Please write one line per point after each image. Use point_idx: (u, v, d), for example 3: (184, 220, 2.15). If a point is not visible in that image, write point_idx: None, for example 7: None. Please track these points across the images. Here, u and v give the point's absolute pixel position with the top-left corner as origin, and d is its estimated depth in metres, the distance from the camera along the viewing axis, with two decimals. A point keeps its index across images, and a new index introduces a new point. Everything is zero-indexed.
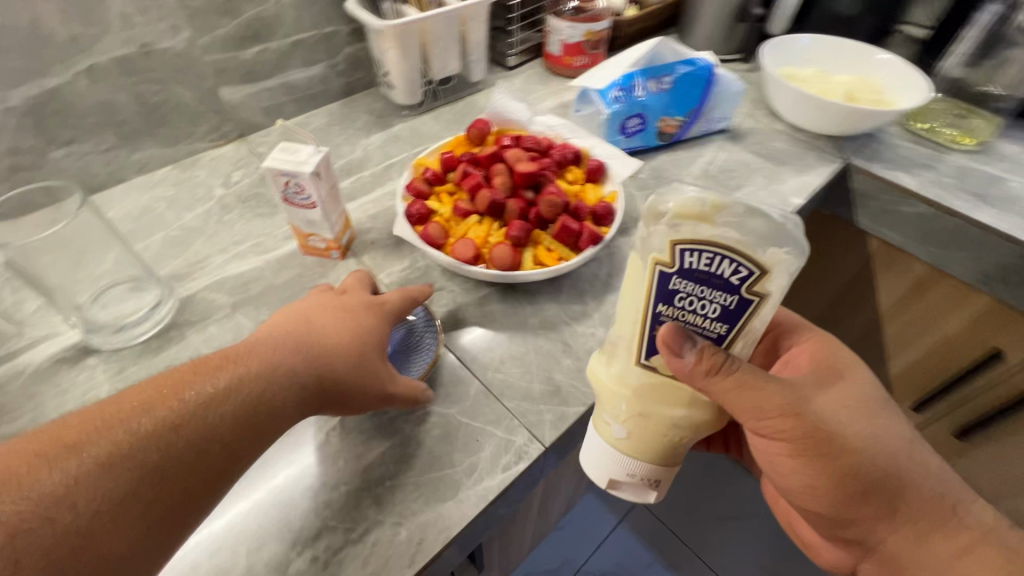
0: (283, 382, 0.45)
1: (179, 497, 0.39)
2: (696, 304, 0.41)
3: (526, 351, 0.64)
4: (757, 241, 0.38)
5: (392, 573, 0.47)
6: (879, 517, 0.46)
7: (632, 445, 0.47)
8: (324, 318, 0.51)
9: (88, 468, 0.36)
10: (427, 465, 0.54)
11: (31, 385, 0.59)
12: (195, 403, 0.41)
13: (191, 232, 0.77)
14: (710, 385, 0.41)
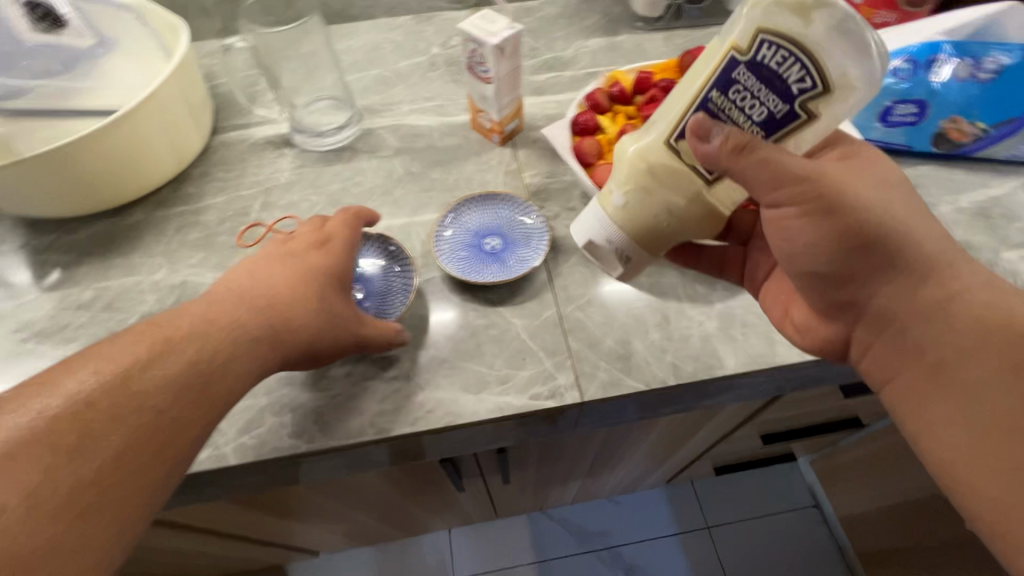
0: (247, 337, 0.45)
1: (206, 407, 0.42)
2: (743, 103, 0.41)
3: (618, 304, 0.58)
4: (837, 52, 0.37)
5: (396, 422, 0.51)
6: (897, 296, 0.43)
7: (626, 214, 0.49)
8: (274, 263, 0.52)
9: (111, 393, 0.38)
10: (470, 355, 0.55)
11: (246, 153, 0.75)
12: (190, 332, 0.43)
13: (398, 77, 0.84)
14: (737, 163, 0.42)
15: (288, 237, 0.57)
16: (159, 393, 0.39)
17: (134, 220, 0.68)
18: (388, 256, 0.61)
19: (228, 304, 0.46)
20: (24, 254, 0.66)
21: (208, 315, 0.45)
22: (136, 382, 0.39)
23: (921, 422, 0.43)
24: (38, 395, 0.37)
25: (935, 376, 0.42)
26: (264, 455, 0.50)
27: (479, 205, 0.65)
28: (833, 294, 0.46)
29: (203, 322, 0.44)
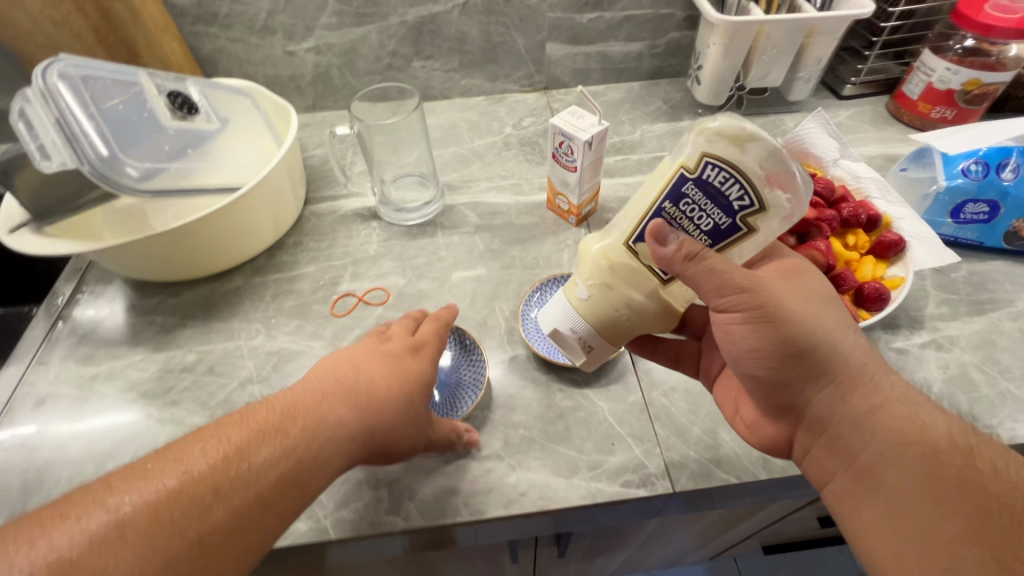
0: (336, 437, 0.44)
1: (299, 499, 0.41)
2: (694, 214, 0.43)
3: (702, 391, 0.59)
4: (770, 180, 0.40)
5: (490, 504, 0.52)
6: (834, 404, 0.43)
7: (588, 308, 0.48)
8: (368, 355, 0.51)
9: (219, 476, 0.39)
10: (559, 437, 0.56)
11: (336, 223, 0.80)
12: (293, 419, 0.44)
13: (475, 155, 0.90)
14: (688, 266, 0.42)
15: (383, 334, 0.56)
16: (259, 482, 0.40)
17: (234, 285, 0.73)
18: (460, 347, 0.63)
19: (330, 391, 0.47)
20: (131, 313, 0.71)
21: (312, 401, 0.46)
22: (241, 468, 0.40)
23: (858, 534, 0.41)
24: (160, 467, 0.39)
25: (869, 490, 0.41)
26: (362, 531, 0.50)
27: (564, 285, 0.69)
28: (771, 395, 0.47)
29: (308, 409, 0.45)
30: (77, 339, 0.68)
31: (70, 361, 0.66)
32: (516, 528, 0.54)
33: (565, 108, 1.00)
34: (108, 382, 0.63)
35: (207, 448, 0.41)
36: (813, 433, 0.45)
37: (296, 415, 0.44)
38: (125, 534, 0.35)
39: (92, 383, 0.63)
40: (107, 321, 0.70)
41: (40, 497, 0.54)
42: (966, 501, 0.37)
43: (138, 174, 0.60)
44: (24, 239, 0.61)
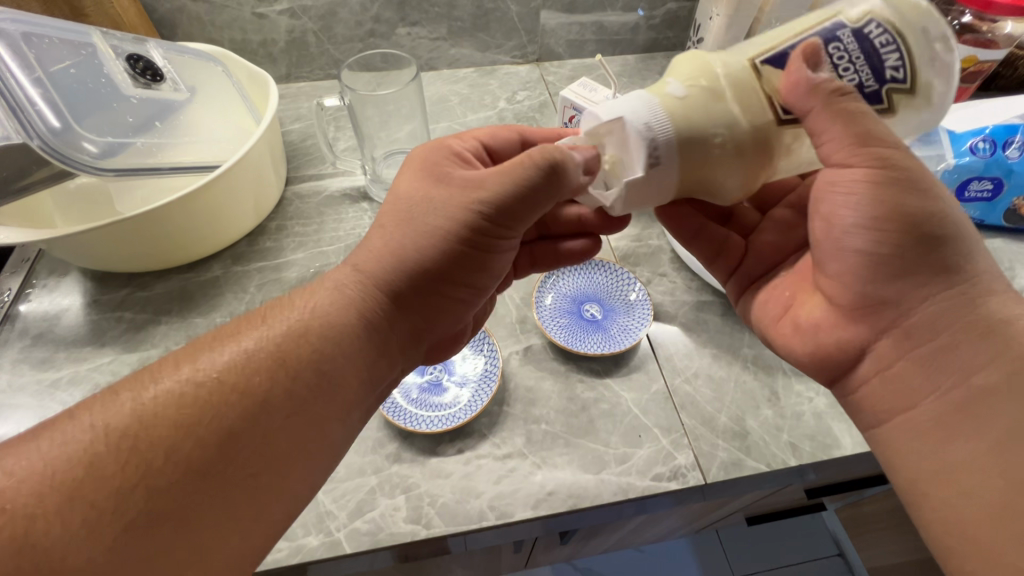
0: (358, 323, 0.39)
1: (326, 407, 0.36)
2: (842, 67, 0.38)
3: (725, 377, 0.58)
4: (931, 64, 0.38)
5: (517, 505, 0.49)
6: (945, 313, 0.38)
7: (680, 107, 0.39)
8: (406, 189, 0.43)
9: (221, 392, 0.33)
10: (584, 431, 0.53)
11: (323, 205, 0.74)
12: (305, 322, 0.38)
13: (469, 131, 0.85)
14: (819, 108, 0.37)
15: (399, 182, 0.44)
16: (272, 395, 0.34)
17: (212, 275, 0.66)
18: (469, 338, 0.59)
19: (344, 278, 0.40)
20: (94, 308, 0.63)
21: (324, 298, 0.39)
22: (250, 380, 0.34)
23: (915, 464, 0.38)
24: (144, 387, 0.33)
25: (967, 421, 0.37)
26: (380, 542, 0.46)
27: (577, 271, 0.66)
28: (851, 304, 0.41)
29: (318, 308, 0.38)
30: (32, 339, 0.60)
31: (24, 365, 0.58)
32: (495, 536, 0.50)
33: (560, 82, 0.95)
34: (73, 387, 0.56)
35: (201, 361, 0.34)
36: (902, 346, 0.40)
37: (309, 315, 0.38)
38: (106, 469, 0.29)
39: (54, 390, 0.56)
40: (66, 319, 0.62)
41: None
42: None
43: (98, 150, 0.52)
44: None
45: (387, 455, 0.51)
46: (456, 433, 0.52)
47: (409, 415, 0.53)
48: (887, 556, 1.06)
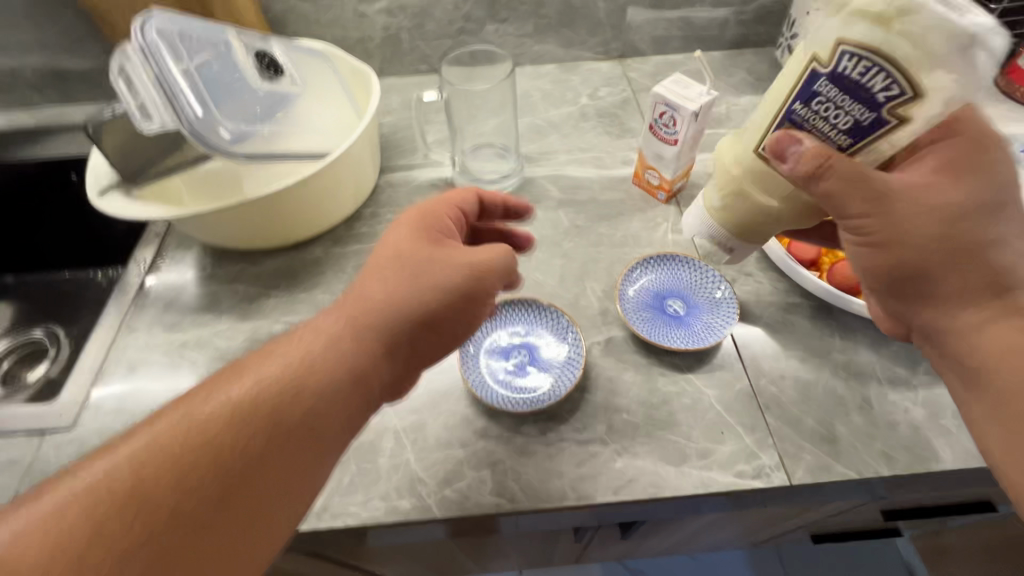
0: (340, 376, 0.40)
1: (303, 450, 0.37)
2: (827, 115, 0.40)
3: (813, 381, 0.56)
4: (923, 58, 0.34)
5: (597, 488, 0.50)
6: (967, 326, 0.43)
7: (722, 217, 0.50)
8: (417, 241, 0.46)
9: (214, 440, 0.35)
10: (665, 422, 0.54)
11: (413, 194, 0.78)
12: (304, 363, 0.39)
13: (551, 126, 0.86)
14: (838, 158, 0.40)
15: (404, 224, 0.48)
16: (272, 427, 0.36)
17: (314, 255, 0.72)
18: (553, 327, 0.61)
19: (330, 331, 0.42)
20: (213, 281, 0.70)
21: (317, 344, 0.41)
22: (252, 421, 0.36)
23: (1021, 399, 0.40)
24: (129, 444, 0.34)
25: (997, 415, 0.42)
26: (468, 509, 0.49)
27: (660, 266, 0.66)
28: (935, 280, 0.42)
29: (299, 360, 0.39)
30: (163, 305, 0.68)
31: (157, 328, 0.65)
32: (575, 517, 0.51)
33: (642, 78, 0.95)
34: (197, 348, 0.63)
35: (214, 401, 0.37)
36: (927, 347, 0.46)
37: (306, 359, 0.40)
38: (87, 535, 0.30)
39: (181, 351, 0.63)
40: (190, 288, 0.69)
41: None
42: None
43: (233, 136, 0.58)
44: (113, 203, 0.60)
45: (474, 430, 0.54)
46: (539, 415, 0.55)
47: (496, 394, 0.55)
48: None
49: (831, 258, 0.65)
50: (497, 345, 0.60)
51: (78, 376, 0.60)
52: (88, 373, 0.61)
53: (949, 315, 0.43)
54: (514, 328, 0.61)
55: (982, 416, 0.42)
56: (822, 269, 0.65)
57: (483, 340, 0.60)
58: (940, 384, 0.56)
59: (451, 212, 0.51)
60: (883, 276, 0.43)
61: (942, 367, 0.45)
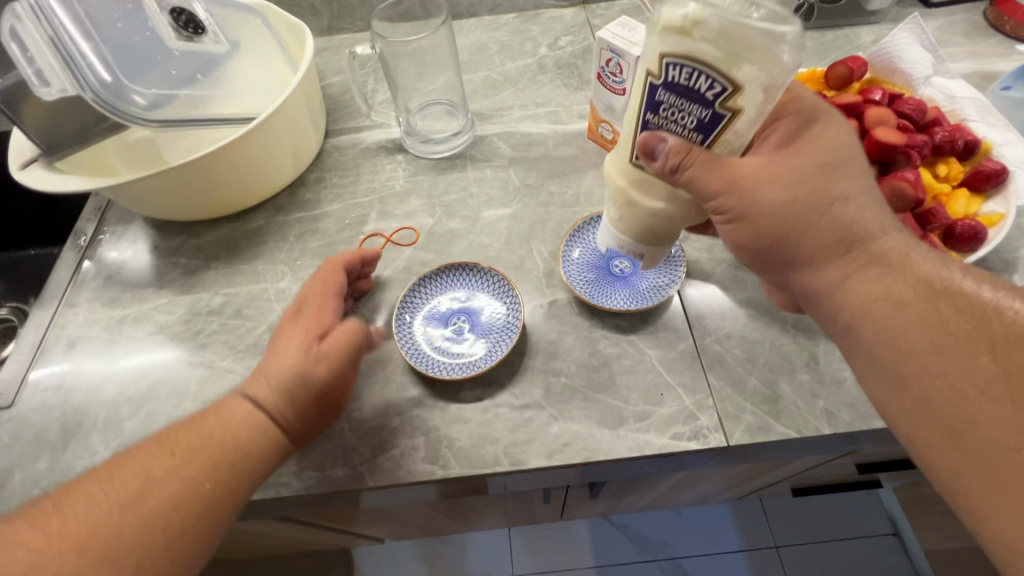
0: (254, 434, 0.44)
1: (224, 493, 0.41)
2: (676, 118, 0.40)
3: (760, 339, 0.55)
4: (733, 53, 0.35)
5: (530, 453, 0.49)
6: (845, 281, 0.42)
7: (622, 227, 0.46)
8: (313, 300, 0.51)
9: (143, 496, 0.39)
10: (604, 385, 0.53)
11: (359, 157, 0.75)
12: (123, 497, 0.38)
13: (507, 80, 0.82)
14: (696, 153, 0.39)
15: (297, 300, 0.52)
16: (165, 509, 0.39)
17: (256, 225, 0.69)
18: (493, 290, 0.59)
19: (241, 406, 0.45)
20: (154, 254, 0.68)
21: (155, 466, 0.40)
22: (61, 546, 0.36)
23: (887, 345, 0.39)
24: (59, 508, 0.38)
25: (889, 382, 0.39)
26: (399, 477, 0.49)
27: None
28: (796, 243, 0.43)
29: (215, 428, 0.44)
30: (104, 280, 0.66)
31: (97, 304, 0.64)
32: (511, 481, 0.51)
33: (607, 25, 0.89)
34: (136, 324, 0.62)
35: (28, 537, 0.36)
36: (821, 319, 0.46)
37: (143, 480, 0.39)
38: None
39: (120, 326, 0.62)
40: (132, 262, 0.68)
41: (79, 441, 0.53)
42: (961, 426, 0.36)
43: (147, 103, 0.55)
44: (35, 175, 0.56)
45: (409, 398, 0.53)
46: (476, 381, 0.53)
47: (430, 360, 0.54)
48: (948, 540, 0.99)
49: None
50: (437, 312, 0.58)
51: (18, 353, 0.60)
52: (28, 350, 0.60)
53: (815, 277, 0.43)
54: (454, 293, 0.59)
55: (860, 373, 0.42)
56: None
57: (421, 307, 0.59)
58: None
59: (342, 277, 0.54)
60: (749, 247, 0.45)
61: (829, 331, 0.45)
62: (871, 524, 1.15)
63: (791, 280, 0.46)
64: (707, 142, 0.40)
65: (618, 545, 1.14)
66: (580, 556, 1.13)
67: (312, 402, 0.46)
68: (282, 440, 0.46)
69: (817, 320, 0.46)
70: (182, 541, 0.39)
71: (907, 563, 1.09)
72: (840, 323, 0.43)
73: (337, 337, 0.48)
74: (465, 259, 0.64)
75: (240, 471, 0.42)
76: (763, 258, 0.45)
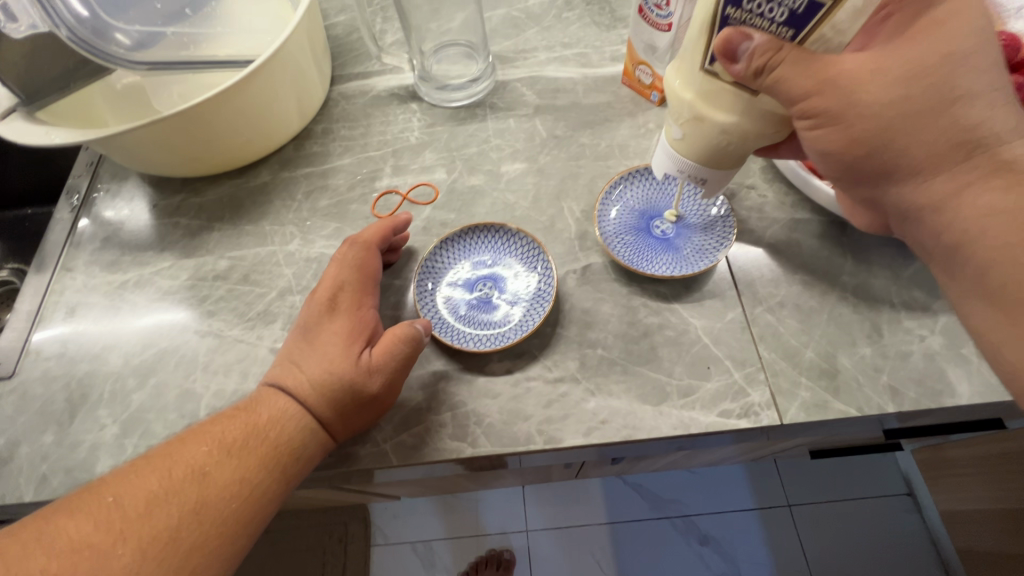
0: (290, 428, 0.41)
1: (258, 492, 0.38)
2: (762, 10, 0.34)
3: (816, 308, 0.50)
4: None
5: (566, 431, 0.46)
6: (952, 196, 0.37)
7: (684, 147, 0.41)
8: (347, 286, 0.47)
9: (175, 490, 0.36)
10: (644, 358, 0.48)
11: (369, 106, 0.68)
12: (167, 491, 0.36)
13: (530, 17, 0.73)
14: (787, 48, 0.34)
15: (320, 284, 0.48)
16: (198, 506, 0.36)
17: (261, 181, 0.64)
18: (522, 254, 0.54)
19: (278, 395, 0.42)
20: (153, 214, 0.63)
21: (201, 459, 0.38)
22: (101, 540, 0.34)
23: (1003, 264, 0.36)
24: (92, 497, 0.36)
25: (999, 308, 0.37)
26: (425, 455, 0.45)
27: (647, 181, 0.58)
28: (894, 155, 0.37)
29: (251, 419, 0.41)
30: (101, 242, 0.62)
31: (95, 267, 0.60)
32: (544, 458, 0.47)
33: None
34: (138, 290, 0.58)
35: (69, 525, 0.34)
36: (913, 239, 0.42)
37: (189, 474, 0.37)
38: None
39: (122, 292, 0.58)
40: (130, 223, 0.63)
41: (85, 414, 0.50)
42: None
43: (130, 44, 0.53)
44: (16, 126, 0.50)
45: (433, 372, 0.49)
46: (505, 353, 0.49)
47: (456, 333, 0.50)
48: (962, 502, 0.93)
49: None
50: (460, 281, 0.54)
51: (16, 321, 0.56)
52: (26, 318, 0.57)
53: (920, 188, 0.38)
54: (479, 258, 0.55)
55: (957, 296, 0.40)
56: None
57: (444, 272, 0.54)
58: None
59: (374, 261, 0.50)
60: (838, 158, 0.39)
61: (925, 249, 0.41)
62: (884, 482, 1.07)
63: (882, 194, 0.40)
64: (798, 38, 0.35)
65: (626, 502, 1.08)
66: (586, 512, 1.07)
67: (359, 411, 0.42)
68: (327, 444, 0.42)
69: (909, 235, 0.42)
70: (221, 545, 0.36)
71: (919, 521, 1.03)
72: (945, 241, 0.39)
73: (385, 344, 0.44)
74: (489, 219, 0.58)
75: (283, 477, 0.39)
76: (853, 172, 0.40)
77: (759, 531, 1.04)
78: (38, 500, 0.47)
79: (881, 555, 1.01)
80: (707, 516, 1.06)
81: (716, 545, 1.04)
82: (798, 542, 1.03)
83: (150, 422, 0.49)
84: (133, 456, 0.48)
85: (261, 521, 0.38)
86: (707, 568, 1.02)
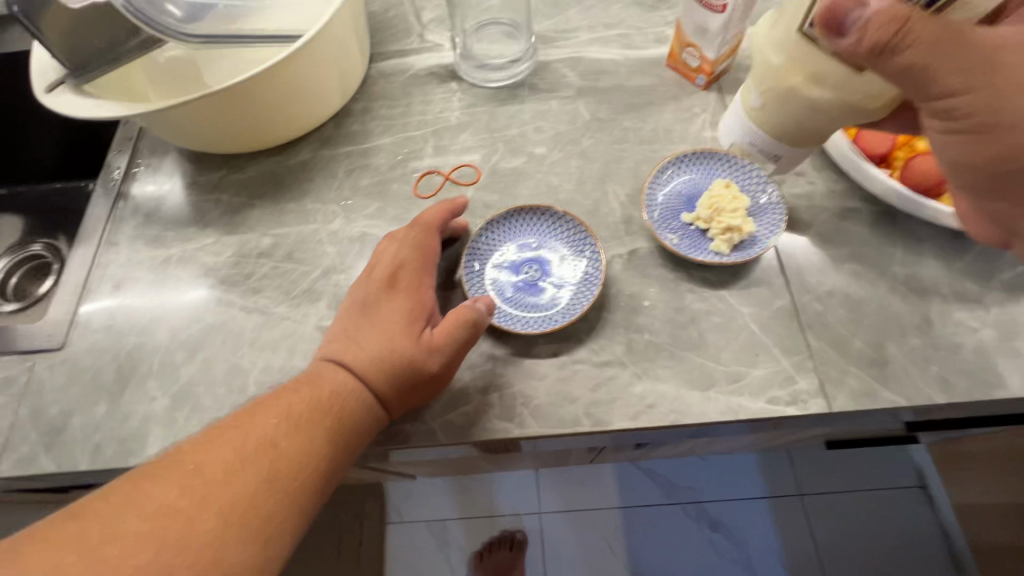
0: (353, 401, 0.42)
1: (326, 459, 0.39)
2: None
3: (865, 298, 0.49)
4: None
5: (613, 413, 0.46)
6: None
7: (763, 117, 0.50)
8: (407, 265, 0.48)
9: (250, 459, 0.37)
10: (691, 343, 0.49)
11: (408, 84, 0.68)
12: (244, 460, 0.37)
13: None
14: (920, 23, 0.35)
15: (379, 263, 0.48)
16: (272, 474, 0.37)
17: (301, 159, 0.64)
18: (568, 239, 0.54)
19: (338, 371, 0.43)
20: (193, 190, 0.64)
21: (271, 430, 0.39)
22: (187, 507, 0.35)
23: None
24: (166, 469, 0.36)
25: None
26: (474, 434, 0.46)
27: (694, 165, 0.57)
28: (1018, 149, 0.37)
29: (314, 391, 0.41)
30: (142, 218, 0.62)
31: (139, 243, 0.60)
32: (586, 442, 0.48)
33: None
34: (182, 266, 0.58)
35: (155, 491, 0.35)
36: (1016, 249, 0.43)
37: (262, 444, 0.38)
38: (145, 543, 0.33)
39: (167, 267, 0.58)
40: (170, 200, 0.63)
41: (135, 387, 0.51)
42: None
43: (182, 16, 0.52)
44: (64, 100, 0.51)
45: (480, 352, 0.49)
46: (552, 336, 0.49)
47: (503, 314, 0.50)
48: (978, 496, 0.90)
49: (905, 154, 0.54)
50: (503, 264, 0.54)
51: (64, 293, 0.57)
52: (73, 291, 0.57)
53: None
54: (525, 240, 0.55)
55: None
56: (893, 168, 0.54)
57: (489, 254, 0.54)
58: (1016, 302, 0.48)
59: (433, 239, 0.50)
60: (973, 158, 0.39)
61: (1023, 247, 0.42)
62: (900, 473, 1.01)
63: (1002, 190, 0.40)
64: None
65: (637, 487, 1.00)
66: (598, 497, 1.02)
67: (418, 389, 0.43)
68: (384, 418, 0.43)
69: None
70: (292, 513, 0.37)
71: (931, 513, 0.99)
72: None
73: (448, 325, 0.44)
74: (533, 202, 0.58)
75: (346, 449, 0.41)
76: (986, 175, 0.40)
77: (770, 518, 1.01)
78: (92, 469, 0.48)
79: (890, 544, 1.00)
80: (717, 503, 1.02)
81: (727, 531, 1.03)
82: (809, 533, 1.01)
83: (199, 396, 0.50)
84: (185, 428, 0.49)
85: (327, 490, 0.40)
86: (718, 554, 1.03)
